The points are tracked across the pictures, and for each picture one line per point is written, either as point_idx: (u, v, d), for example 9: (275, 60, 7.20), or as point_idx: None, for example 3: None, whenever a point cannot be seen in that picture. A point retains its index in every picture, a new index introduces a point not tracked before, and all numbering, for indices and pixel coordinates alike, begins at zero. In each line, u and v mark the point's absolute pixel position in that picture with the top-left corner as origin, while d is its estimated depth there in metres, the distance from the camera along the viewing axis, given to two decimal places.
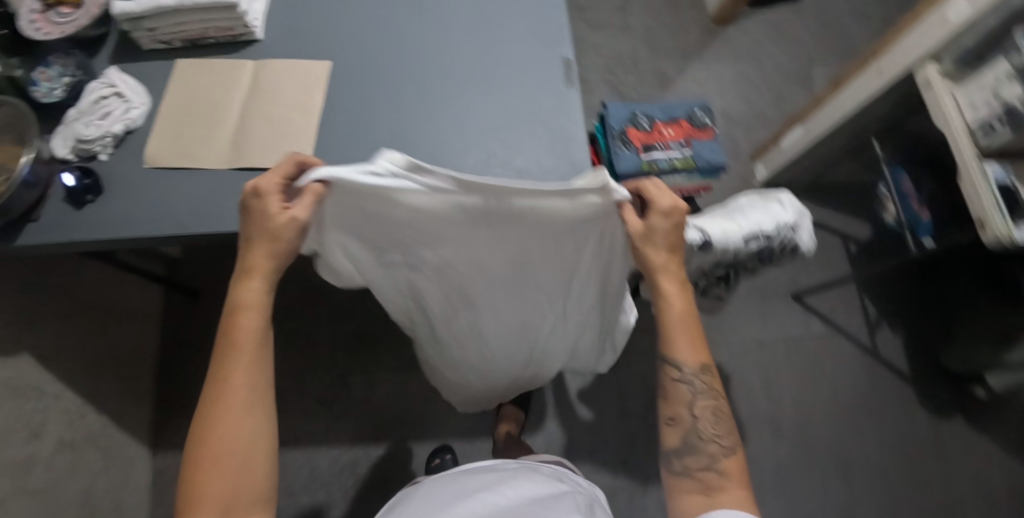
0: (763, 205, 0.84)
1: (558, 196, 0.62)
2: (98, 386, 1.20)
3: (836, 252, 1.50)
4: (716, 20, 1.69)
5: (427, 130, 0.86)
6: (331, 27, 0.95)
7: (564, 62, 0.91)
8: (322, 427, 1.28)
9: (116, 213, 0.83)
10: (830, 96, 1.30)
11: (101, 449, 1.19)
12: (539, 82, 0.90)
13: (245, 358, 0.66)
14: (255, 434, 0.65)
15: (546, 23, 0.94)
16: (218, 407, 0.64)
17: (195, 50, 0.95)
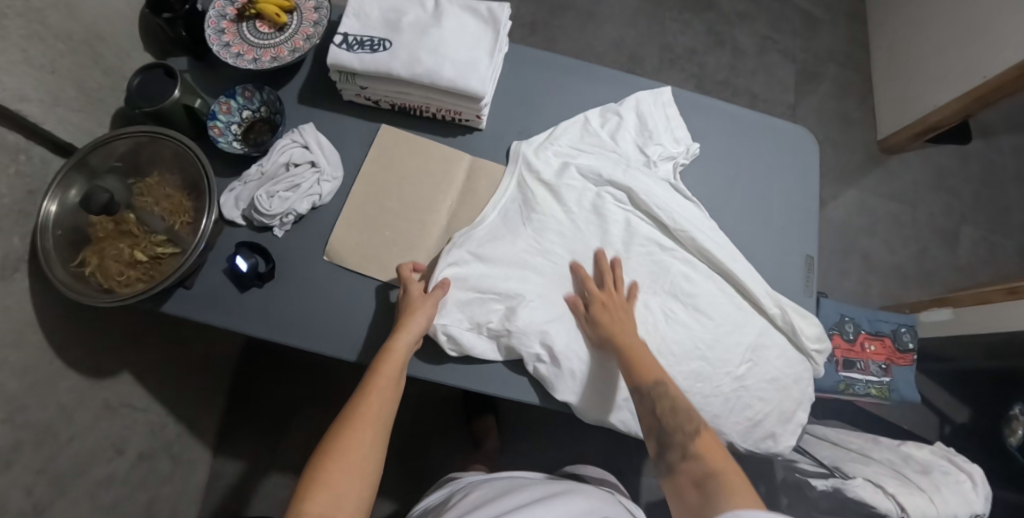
0: (955, 482, 0.83)
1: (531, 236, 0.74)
2: (180, 392, 1.12)
3: (930, 432, 1.43)
4: (882, 146, 1.57)
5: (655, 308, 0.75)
6: (578, 130, 0.79)
7: (807, 263, 0.82)
8: (389, 483, 1.21)
9: (291, 310, 0.74)
10: (1000, 300, 1.22)
11: (173, 456, 1.13)
12: (778, 282, 0.81)
13: (383, 399, 0.60)
14: (367, 472, 0.55)
15: (800, 206, 0.85)
16: (349, 427, 0.57)
17: (401, 116, 0.81)
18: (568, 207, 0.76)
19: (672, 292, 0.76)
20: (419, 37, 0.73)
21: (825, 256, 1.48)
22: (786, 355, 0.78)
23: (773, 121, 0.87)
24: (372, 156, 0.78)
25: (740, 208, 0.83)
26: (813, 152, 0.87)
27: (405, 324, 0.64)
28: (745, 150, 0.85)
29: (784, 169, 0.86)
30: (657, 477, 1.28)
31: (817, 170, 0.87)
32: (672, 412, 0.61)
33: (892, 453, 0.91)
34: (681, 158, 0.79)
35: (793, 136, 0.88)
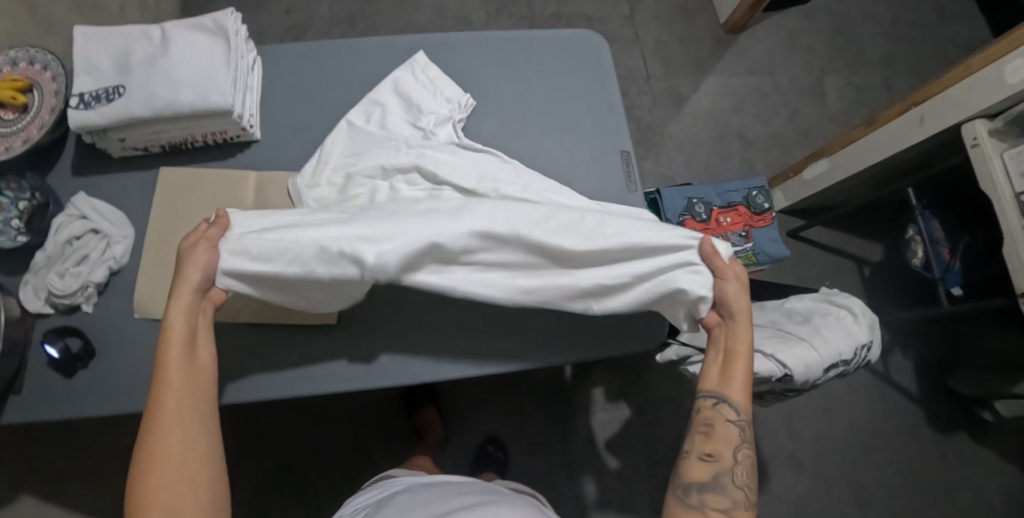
0: (835, 319, 0.81)
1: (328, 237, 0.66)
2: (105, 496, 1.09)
3: (849, 278, 1.46)
4: (726, 28, 1.57)
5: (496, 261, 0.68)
6: (345, 137, 0.76)
7: (625, 157, 0.82)
8: None
9: (123, 376, 0.73)
10: (860, 135, 1.25)
11: None
12: (600, 187, 0.80)
13: (184, 410, 0.57)
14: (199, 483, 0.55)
15: (598, 102, 0.85)
16: (149, 460, 0.54)
17: (179, 155, 0.80)
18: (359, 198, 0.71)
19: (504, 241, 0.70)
20: (150, 71, 0.72)
21: (703, 148, 1.48)
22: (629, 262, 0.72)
23: (555, 37, 0.88)
24: (158, 200, 0.76)
25: (546, 131, 0.82)
26: (603, 53, 0.88)
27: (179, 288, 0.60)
28: (534, 73, 0.85)
29: (577, 79, 0.86)
30: (605, 410, 1.31)
31: (610, 67, 0.87)
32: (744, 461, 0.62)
33: (775, 312, 0.88)
34: (457, 115, 0.79)
35: (579, 43, 0.88)
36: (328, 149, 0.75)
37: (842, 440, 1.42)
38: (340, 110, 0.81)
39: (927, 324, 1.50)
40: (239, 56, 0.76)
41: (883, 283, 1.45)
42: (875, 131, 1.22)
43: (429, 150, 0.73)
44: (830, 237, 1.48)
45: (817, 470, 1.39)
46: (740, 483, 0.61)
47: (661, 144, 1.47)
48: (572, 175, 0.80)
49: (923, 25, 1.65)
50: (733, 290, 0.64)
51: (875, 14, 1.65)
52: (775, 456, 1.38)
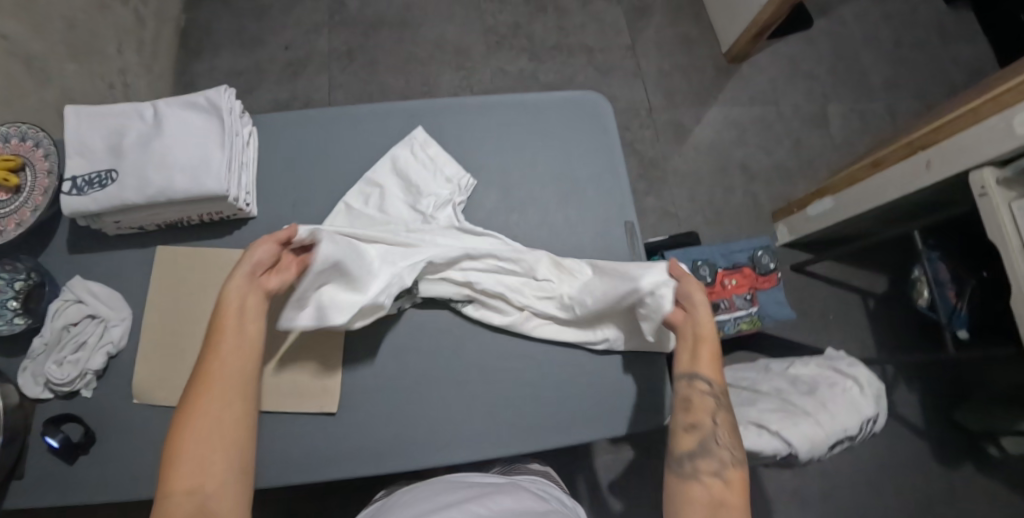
0: (842, 392, 0.80)
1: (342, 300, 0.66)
2: None
3: (855, 311, 1.44)
4: (728, 57, 1.55)
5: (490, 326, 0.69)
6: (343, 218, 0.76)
7: (628, 228, 0.80)
8: None
9: (124, 463, 0.73)
10: (866, 175, 1.24)
11: None
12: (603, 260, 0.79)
13: (236, 361, 0.60)
14: (239, 440, 0.57)
15: (599, 169, 0.83)
16: (193, 411, 0.56)
17: (175, 232, 0.78)
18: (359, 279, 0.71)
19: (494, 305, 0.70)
20: (143, 156, 0.70)
21: (706, 181, 1.46)
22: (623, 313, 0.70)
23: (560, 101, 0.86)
24: (155, 283, 0.75)
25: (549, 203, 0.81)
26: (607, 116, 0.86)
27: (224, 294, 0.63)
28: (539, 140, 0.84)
29: (582, 145, 0.84)
30: (610, 452, 1.29)
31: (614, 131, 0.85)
32: (718, 436, 0.63)
33: (781, 379, 0.86)
34: (457, 196, 0.78)
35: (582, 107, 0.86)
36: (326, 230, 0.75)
37: (846, 475, 1.41)
38: (338, 180, 0.80)
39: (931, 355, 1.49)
40: (234, 134, 0.74)
41: (888, 317, 1.43)
42: (881, 172, 1.20)
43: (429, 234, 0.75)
44: (836, 270, 1.46)
45: (822, 506, 1.38)
46: (724, 442, 0.62)
47: (663, 179, 1.45)
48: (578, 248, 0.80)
49: (928, 49, 1.63)
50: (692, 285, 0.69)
51: (878, 38, 1.62)
52: (780, 493, 1.38)
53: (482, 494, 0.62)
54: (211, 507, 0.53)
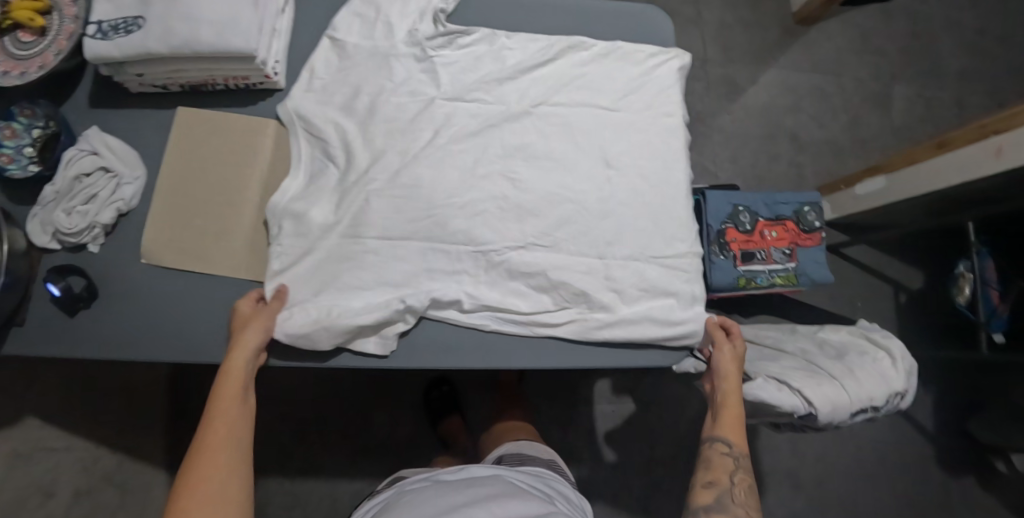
0: (872, 361, 0.77)
1: (359, 194, 0.69)
2: (111, 423, 1.06)
3: (884, 303, 1.37)
4: (796, 18, 1.45)
5: (505, 202, 0.70)
6: (377, 85, 0.73)
7: (677, 133, 0.77)
8: (340, 460, 1.16)
9: (130, 321, 0.71)
10: (928, 156, 1.14)
11: (119, 487, 1.06)
12: (645, 173, 0.75)
13: (232, 412, 0.57)
14: (228, 477, 0.53)
15: (652, 83, 0.78)
16: (202, 463, 0.53)
17: (199, 96, 0.75)
18: (385, 127, 0.72)
19: (508, 183, 0.71)
20: (170, 4, 0.66)
21: (753, 145, 1.39)
22: (644, 196, 0.74)
23: (625, 47, 0.78)
24: (172, 143, 0.72)
25: (602, 154, 0.74)
26: (670, 75, 0.79)
27: (241, 341, 0.61)
28: (600, 82, 0.76)
29: (641, 107, 0.77)
30: (610, 403, 1.26)
31: (675, 98, 0.78)
32: (746, 492, 0.62)
33: (806, 342, 0.84)
34: (484, 55, 0.76)
35: (646, 59, 0.79)
36: (361, 84, 0.73)
37: (847, 468, 1.37)
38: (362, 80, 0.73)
39: (954, 363, 1.43)
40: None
41: (918, 314, 1.36)
42: (943, 155, 1.10)
43: (454, 104, 0.74)
44: (873, 257, 1.39)
45: (816, 493, 1.35)
46: (741, 503, 0.60)
47: (707, 137, 1.38)
48: (632, 201, 0.73)
49: (1013, 42, 1.50)
50: (725, 353, 0.69)
51: (961, 22, 1.50)
52: (776, 473, 1.35)
53: (470, 491, 0.61)
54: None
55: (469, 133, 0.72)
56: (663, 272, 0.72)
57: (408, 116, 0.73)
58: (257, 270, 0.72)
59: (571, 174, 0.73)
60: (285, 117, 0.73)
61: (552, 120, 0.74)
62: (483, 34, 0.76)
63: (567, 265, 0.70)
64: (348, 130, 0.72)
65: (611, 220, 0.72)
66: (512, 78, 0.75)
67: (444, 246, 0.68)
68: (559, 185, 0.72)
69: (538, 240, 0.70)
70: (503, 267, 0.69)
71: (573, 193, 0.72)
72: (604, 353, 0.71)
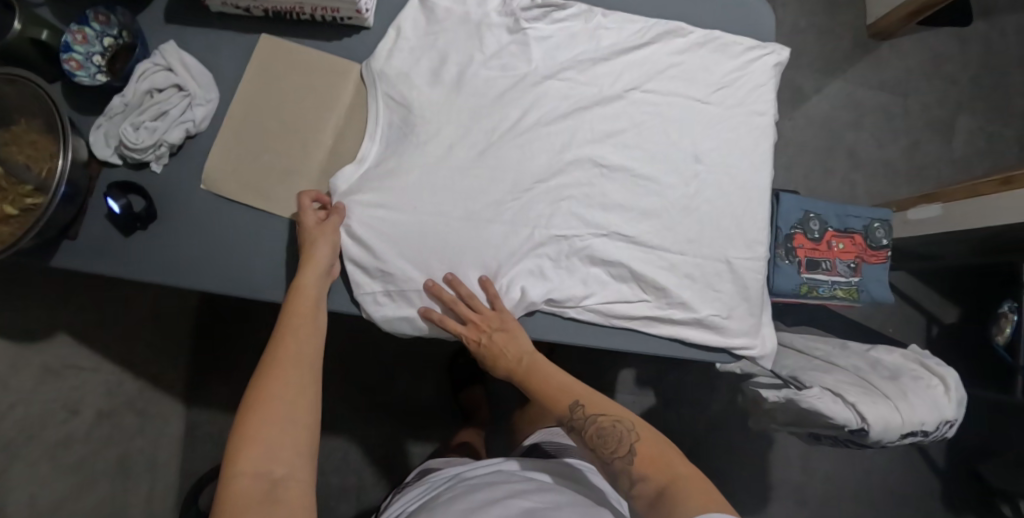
0: (926, 387, 0.75)
1: (446, 168, 0.68)
2: (137, 349, 1.05)
3: (916, 333, 1.37)
4: (871, 32, 1.41)
5: (591, 185, 0.69)
6: (467, 51, 0.71)
7: (767, 130, 0.75)
8: (358, 415, 1.16)
9: (187, 247, 0.70)
10: (992, 192, 1.11)
11: (139, 412, 1.05)
12: (729, 166, 0.73)
13: (303, 329, 0.58)
14: (298, 393, 0.53)
15: (748, 76, 0.75)
16: (274, 377, 0.53)
17: (282, 24, 0.72)
18: (472, 94, 0.70)
19: (593, 172, 0.70)
20: None
21: (807, 156, 1.38)
22: (728, 194, 0.72)
23: (723, 38, 0.76)
24: (252, 71, 0.70)
25: (693, 149, 0.72)
26: (765, 72, 0.76)
27: (309, 262, 0.62)
28: (696, 73, 0.74)
29: (733, 103, 0.75)
30: (632, 393, 1.28)
31: (768, 97, 0.76)
32: (604, 438, 0.58)
33: (859, 359, 0.82)
34: (580, 24, 0.73)
35: (742, 53, 0.76)
36: (448, 49, 0.71)
37: (852, 490, 1.37)
38: (452, 41, 0.71)
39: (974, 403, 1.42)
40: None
41: (949, 348, 1.36)
42: (1008, 192, 1.07)
43: (544, 82, 0.71)
44: (910, 285, 1.38)
45: (820, 511, 1.35)
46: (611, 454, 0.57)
47: None
48: (717, 199, 0.71)
49: None
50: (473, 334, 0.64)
51: None
52: (783, 487, 1.34)
53: (537, 497, 0.63)
54: (285, 495, 0.47)
55: (556, 115, 0.70)
56: (736, 273, 0.70)
57: (498, 85, 0.71)
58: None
59: (656, 160, 0.71)
60: (367, 77, 0.70)
61: (643, 108, 0.72)
62: (579, 10, 0.73)
63: (649, 259, 0.68)
64: (434, 98, 0.70)
65: (693, 218, 0.70)
66: (606, 59, 0.72)
67: (528, 229, 0.67)
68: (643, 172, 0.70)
69: (619, 232, 0.68)
70: (583, 255, 0.68)
71: (657, 180, 0.70)
72: (666, 346, 0.69)
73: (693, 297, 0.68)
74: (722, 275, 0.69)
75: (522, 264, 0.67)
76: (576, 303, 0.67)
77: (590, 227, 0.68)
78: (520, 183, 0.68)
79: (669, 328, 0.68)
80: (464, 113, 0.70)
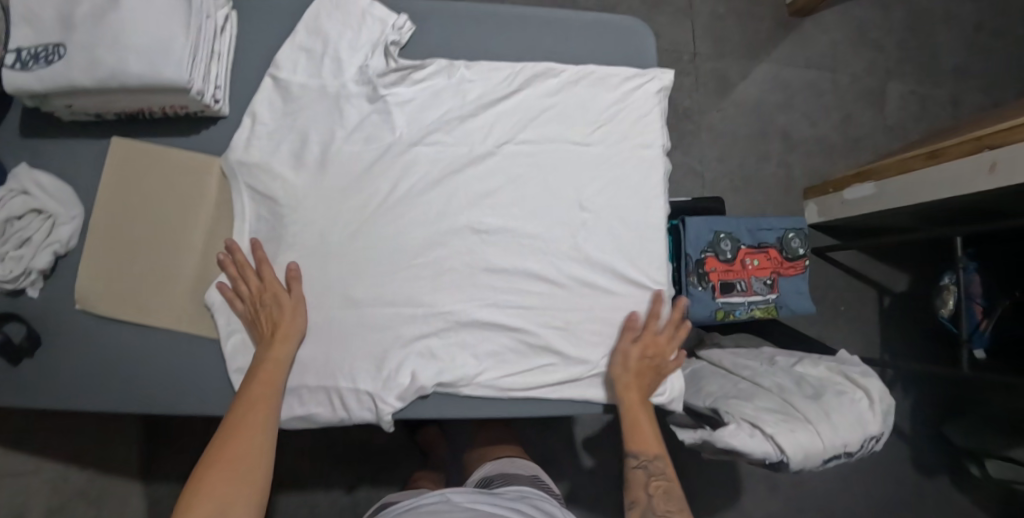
0: (849, 402, 0.74)
1: (318, 261, 0.67)
2: (80, 442, 1.04)
3: (866, 307, 1.38)
4: (791, 10, 1.39)
5: (477, 251, 0.68)
6: (330, 128, 0.69)
7: (659, 161, 0.72)
8: (317, 470, 1.16)
9: (75, 370, 0.67)
10: (921, 166, 1.10)
11: (92, 503, 1.04)
12: (617, 208, 0.70)
13: (268, 394, 0.59)
14: (256, 457, 0.54)
15: (631, 109, 0.72)
16: (238, 435, 0.55)
17: (138, 123, 0.69)
18: (339, 176, 0.68)
19: (473, 239, 0.68)
20: (92, 32, 0.60)
21: (741, 144, 1.37)
22: (620, 239, 0.70)
23: (598, 71, 0.72)
24: (106, 179, 0.67)
25: (577, 198, 0.70)
26: (648, 100, 0.73)
27: (287, 331, 0.63)
28: (573, 113, 0.71)
29: (618, 140, 0.71)
30: None
31: (657, 125, 0.72)
32: (668, 496, 0.62)
33: (784, 376, 0.80)
34: (445, 80, 0.69)
35: (622, 84, 0.72)
36: (309, 128, 0.69)
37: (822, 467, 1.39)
38: (314, 120, 0.69)
39: None
40: (204, 15, 0.64)
41: (897, 316, 1.38)
42: (938, 165, 1.06)
43: (411, 151, 0.69)
44: (857, 259, 1.38)
45: (792, 493, 1.37)
46: (664, 510, 0.60)
47: (695, 135, 1.35)
48: (607, 245, 0.70)
49: (1013, 38, 1.45)
50: (634, 345, 0.66)
51: (961, 15, 1.44)
52: (753, 476, 1.35)
53: None
54: None
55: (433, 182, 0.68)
56: (635, 319, 0.69)
57: (366, 158, 0.69)
58: (201, 323, 0.68)
59: (540, 214, 0.69)
60: (227, 173, 0.68)
61: (520, 162, 0.70)
62: (440, 66, 0.69)
63: (543, 319, 0.68)
64: (301, 184, 0.68)
65: (583, 269, 0.69)
66: (472, 115, 0.70)
67: (412, 307, 0.66)
68: (529, 229, 0.69)
69: (508, 296, 0.68)
70: (475, 326, 0.67)
71: (542, 237, 0.69)
72: (571, 405, 0.69)
73: (592, 351, 0.68)
74: (616, 326, 0.69)
75: (411, 345, 0.66)
76: (471, 378, 0.66)
77: (481, 294, 0.67)
78: (397, 261, 0.67)
79: (566, 388, 0.67)
80: (336, 197, 0.68)
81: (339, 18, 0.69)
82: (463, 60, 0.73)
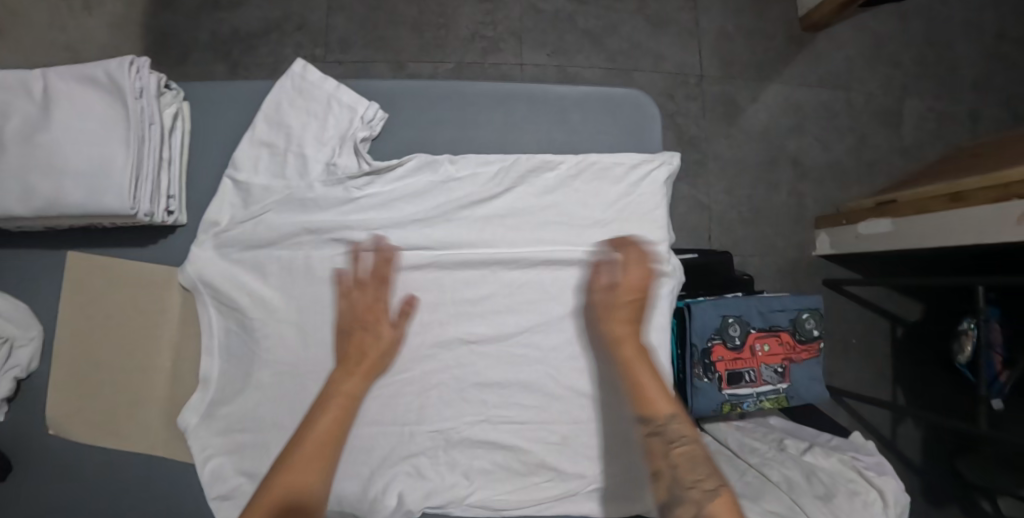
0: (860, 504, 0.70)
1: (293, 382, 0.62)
2: None
3: (879, 339, 1.31)
4: (803, 25, 1.29)
5: (465, 364, 0.63)
6: (298, 232, 0.63)
7: (665, 256, 0.66)
8: None
9: (43, 494, 0.64)
10: (942, 208, 1.01)
11: None
12: None
13: (337, 417, 0.56)
14: (311, 491, 0.51)
15: (632, 200, 0.66)
16: (292, 467, 0.52)
17: (93, 232, 0.65)
18: (309, 288, 0.63)
19: (465, 353, 0.64)
20: (23, 153, 0.55)
21: (751, 172, 1.28)
22: None
23: (600, 160, 0.66)
24: (66, 299, 0.63)
25: (575, 304, 0.65)
26: (656, 191, 0.66)
27: (359, 339, 0.60)
28: (571, 209, 0.65)
29: (619, 236, 0.65)
30: None
31: (662, 219, 0.67)
32: (693, 466, 0.52)
33: (794, 467, 0.77)
34: (423, 172, 0.64)
35: (626, 173, 0.66)
36: (276, 232, 0.63)
37: None
38: (277, 223, 0.63)
39: None
40: (147, 123, 0.59)
41: (913, 349, 1.31)
42: (959, 210, 0.97)
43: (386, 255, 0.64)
44: (872, 291, 1.31)
45: None
46: (691, 479, 0.51)
47: (702, 164, 1.27)
48: (609, 353, 0.65)
49: None
50: (624, 296, 0.60)
51: (987, 24, 1.34)
52: None
53: None
54: None
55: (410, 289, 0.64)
56: (634, 430, 0.64)
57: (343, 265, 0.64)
58: (175, 446, 0.64)
59: (530, 319, 0.64)
60: (188, 286, 0.63)
61: (509, 265, 0.64)
62: (421, 161, 0.64)
63: (536, 434, 0.63)
64: (274, 297, 0.63)
65: (577, 378, 0.64)
66: (456, 215, 0.64)
67: (394, 424, 0.62)
68: (518, 336, 0.64)
69: (496, 412, 0.63)
70: (462, 444, 0.63)
71: (535, 347, 0.64)
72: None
73: (589, 465, 0.64)
74: (612, 438, 0.64)
75: (393, 466, 0.62)
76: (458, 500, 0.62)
77: (470, 410, 0.63)
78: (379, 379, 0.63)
79: (561, 504, 0.64)
80: (308, 311, 0.63)
81: (302, 108, 0.64)
82: (451, 152, 0.67)
